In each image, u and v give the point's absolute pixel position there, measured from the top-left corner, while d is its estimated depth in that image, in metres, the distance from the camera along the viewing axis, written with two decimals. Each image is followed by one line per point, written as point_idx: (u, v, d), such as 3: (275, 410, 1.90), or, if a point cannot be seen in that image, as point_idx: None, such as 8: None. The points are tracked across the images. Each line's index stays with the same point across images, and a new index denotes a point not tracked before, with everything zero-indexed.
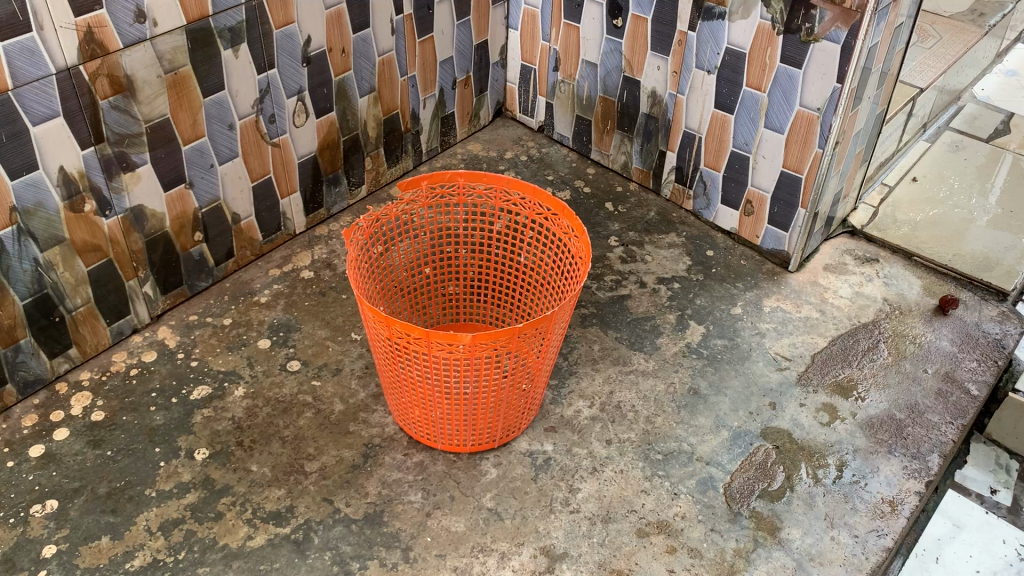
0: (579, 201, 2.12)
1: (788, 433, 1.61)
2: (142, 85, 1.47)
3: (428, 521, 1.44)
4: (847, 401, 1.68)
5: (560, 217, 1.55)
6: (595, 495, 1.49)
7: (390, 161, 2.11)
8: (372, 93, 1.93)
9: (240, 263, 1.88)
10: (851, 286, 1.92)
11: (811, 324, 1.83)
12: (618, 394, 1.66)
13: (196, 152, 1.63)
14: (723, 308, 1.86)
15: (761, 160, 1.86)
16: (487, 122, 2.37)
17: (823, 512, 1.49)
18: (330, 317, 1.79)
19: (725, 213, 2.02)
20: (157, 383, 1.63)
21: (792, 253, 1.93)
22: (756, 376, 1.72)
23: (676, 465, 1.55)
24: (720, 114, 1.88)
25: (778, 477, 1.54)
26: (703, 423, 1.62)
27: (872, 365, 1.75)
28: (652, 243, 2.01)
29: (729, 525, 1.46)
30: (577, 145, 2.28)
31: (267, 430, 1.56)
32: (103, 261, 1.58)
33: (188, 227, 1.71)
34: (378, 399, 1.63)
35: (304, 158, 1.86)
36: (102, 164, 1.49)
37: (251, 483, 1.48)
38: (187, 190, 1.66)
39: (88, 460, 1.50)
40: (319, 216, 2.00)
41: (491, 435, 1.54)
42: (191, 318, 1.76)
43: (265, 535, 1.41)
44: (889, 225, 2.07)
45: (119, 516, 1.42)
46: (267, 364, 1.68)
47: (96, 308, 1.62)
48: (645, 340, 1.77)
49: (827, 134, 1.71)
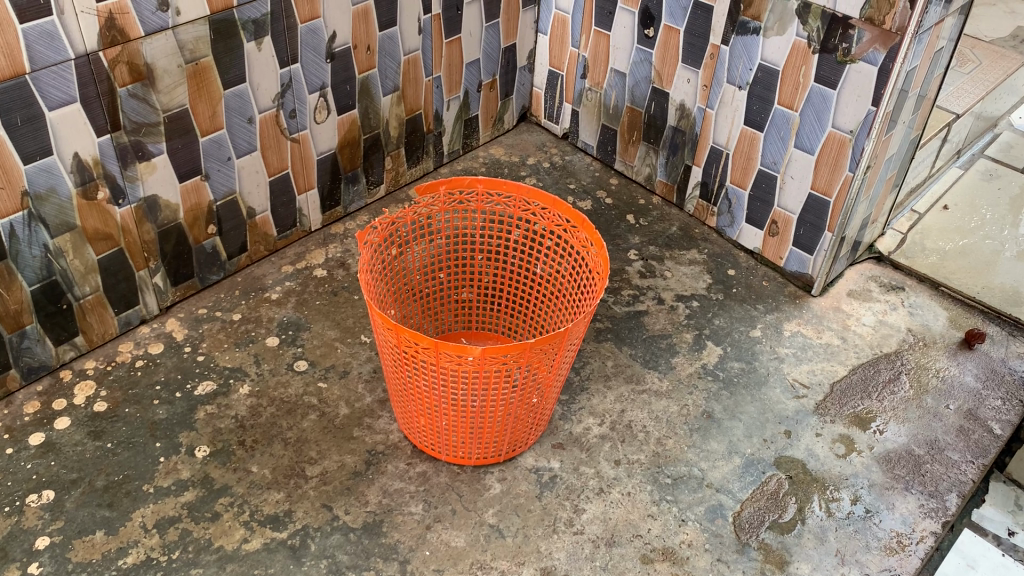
0: (601, 212, 2.08)
1: (802, 463, 1.57)
2: (162, 74, 1.44)
3: (428, 534, 1.41)
4: (865, 433, 1.64)
5: (579, 229, 1.50)
6: (600, 517, 1.46)
7: (411, 161, 2.07)
8: (395, 92, 1.90)
9: (254, 258, 1.85)
10: (875, 314, 1.87)
11: (831, 351, 1.78)
12: (629, 413, 1.63)
13: (214, 144, 1.60)
14: (742, 330, 1.81)
15: (789, 180, 1.81)
16: (511, 126, 2.33)
17: (834, 548, 1.45)
18: (341, 317, 1.76)
19: (749, 233, 1.97)
20: (162, 376, 1.61)
21: (816, 277, 1.88)
22: (772, 403, 1.67)
23: (685, 490, 1.51)
24: (749, 131, 1.83)
25: (790, 508, 1.50)
26: (716, 448, 1.58)
27: (893, 398, 1.70)
28: (672, 259, 1.96)
29: (737, 556, 1.42)
30: (601, 154, 2.23)
31: (270, 431, 1.54)
32: (113, 250, 1.56)
33: (201, 219, 1.68)
34: (385, 405, 1.60)
35: (323, 155, 1.84)
36: (118, 152, 1.46)
37: (251, 484, 1.46)
38: (202, 182, 1.63)
39: (88, 452, 1.48)
40: (335, 214, 1.97)
41: (497, 449, 1.50)
42: (201, 311, 1.74)
43: (261, 539, 1.38)
44: (917, 253, 2.02)
45: (116, 511, 1.40)
46: (274, 363, 1.65)
47: (105, 297, 1.60)
48: (660, 358, 1.73)
49: (858, 158, 1.67)
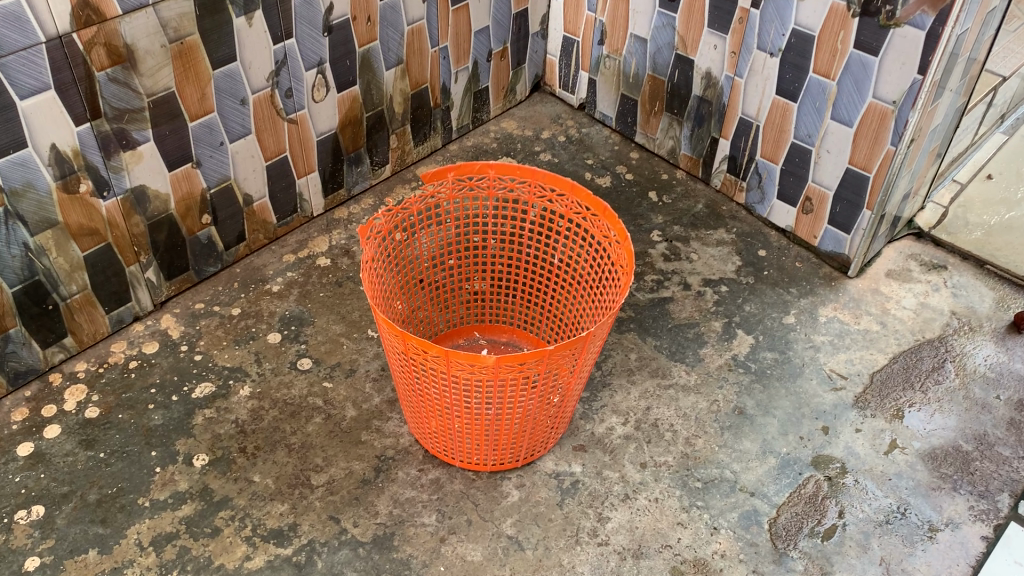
0: (621, 189, 1.96)
1: (842, 463, 1.47)
2: (144, 55, 1.33)
3: (442, 548, 1.32)
4: (908, 428, 1.53)
5: (600, 218, 1.38)
6: (626, 527, 1.36)
7: (417, 138, 1.95)
8: (399, 65, 1.77)
9: (253, 247, 1.74)
10: (916, 296, 1.75)
11: (870, 338, 1.66)
12: (655, 411, 1.52)
13: (205, 129, 1.49)
14: (775, 316, 1.69)
15: (825, 154, 1.68)
16: (524, 97, 2.20)
17: (878, 556, 1.36)
18: (346, 310, 1.65)
19: (781, 210, 1.84)
20: (157, 379, 1.51)
21: (853, 258, 1.76)
22: (809, 397, 1.56)
23: (717, 495, 1.41)
24: (781, 102, 1.70)
25: (830, 513, 1.40)
26: (749, 448, 1.48)
27: (937, 389, 1.59)
28: (698, 240, 1.84)
29: (775, 567, 1.33)
30: (621, 126, 2.10)
31: (273, 436, 1.44)
32: (100, 246, 1.45)
33: (195, 209, 1.57)
34: (394, 406, 1.50)
35: (324, 135, 1.71)
36: (100, 142, 1.35)
37: (253, 496, 1.37)
38: (194, 169, 1.52)
39: (80, 463, 1.39)
40: (339, 197, 1.85)
41: (515, 454, 1.41)
42: (198, 306, 1.63)
43: (264, 556, 1.30)
44: (959, 228, 1.88)
45: (109, 528, 1.32)
46: (276, 362, 1.55)
47: (94, 295, 1.50)
48: (687, 350, 1.62)
49: (901, 131, 1.53)
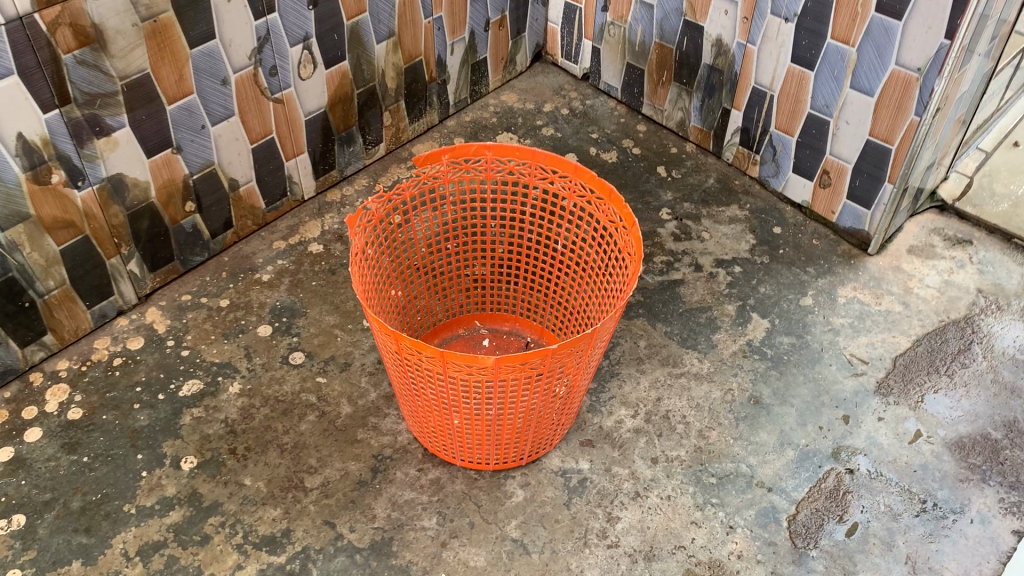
0: (628, 165, 1.87)
1: (864, 455, 1.39)
2: (114, 35, 1.24)
3: (443, 553, 1.25)
4: (933, 416, 1.45)
5: (606, 202, 1.29)
6: (637, 527, 1.29)
7: (412, 115, 1.86)
8: (391, 38, 1.67)
9: (241, 234, 1.66)
10: (940, 273, 1.66)
11: (892, 319, 1.58)
12: (666, 402, 1.45)
13: (184, 112, 1.40)
14: (791, 298, 1.61)
15: (843, 126, 1.59)
16: (525, 68, 2.10)
17: (904, 554, 1.28)
18: (340, 300, 1.57)
19: (797, 184, 1.75)
20: (142, 377, 1.44)
21: (874, 234, 1.67)
22: (828, 383, 1.48)
23: (733, 491, 1.34)
24: (797, 70, 1.60)
25: (853, 508, 1.33)
26: (766, 440, 1.40)
27: (964, 374, 1.50)
28: (710, 217, 1.76)
29: (794, 568, 1.26)
30: (627, 97, 2.00)
31: (264, 436, 1.37)
32: (77, 238, 1.38)
33: (177, 196, 1.49)
34: (391, 401, 1.43)
35: (312, 114, 1.63)
36: (71, 129, 1.27)
37: (243, 500, 1.30)
38: (174, 154, 1.43)
39: (62, 468, 1.33)
40: (331, 178, 1.77)
41: (518, 452, 1.33)
42: (185, 298, 1.56)
43: (256, 564, 1.23)
44: (986, 200, 1.78)
45: (93, 537, 1.25)
46: (267, 356, 1.48)
47: (74, 290, 1.42)
48: (699, 336, 1.54)
49: (926, 100, 1.43)
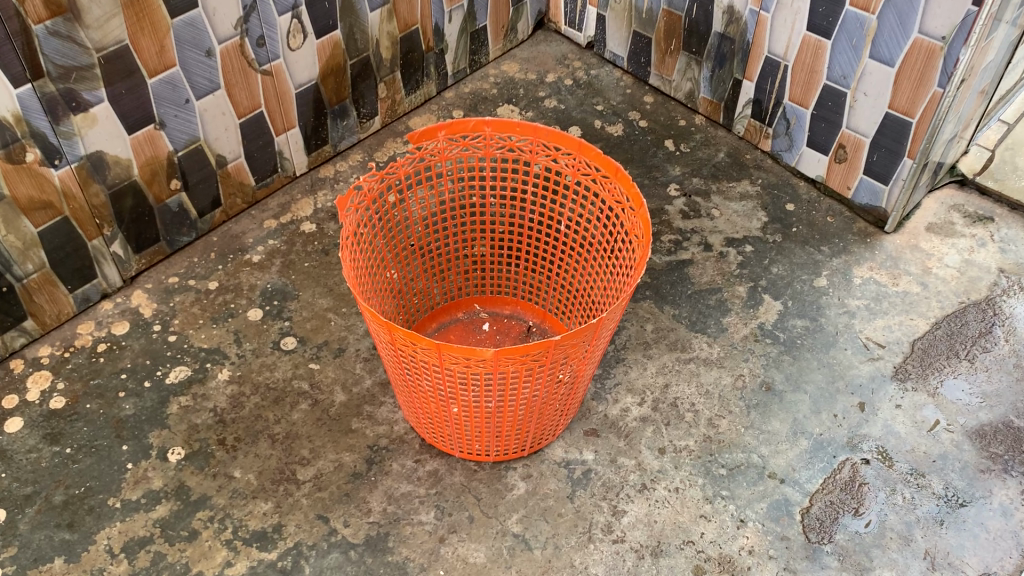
0: (635, 138, 1.79)
1: (881, 444, 1.33)
2: (88, 4, 1.16)
3: (441, 549, 1.20)
4: (953, 403, 1.39)
5: (612, 181, 1.22)
6: (644, 521, 1.24)
7: (409, 86, 1.78)
8: (385, 6, 1.59)
9: (231, 213, 1.59)
10: (960, 252, 1.59)
11: (910, 301, 1.51)
12: (674, 389, 1.39)
13: (166, 86, 1.33)
14: (805, 279, 1.54)
15: (861, 98, 1.51)
16: (526, 37, 2.02)
17: (922, 549, 1.23)
18: (334, 282, 1.51)
19: (811, 159, 1.68)
20: (128, 363, 1.38)
21: (891, 212, 1.59)
22: (844, 369, 1.42)
23: (744, 483, 1.28)
24: (813, 39, 1.52)
25: (869, 500, 1.27)
26: (779, 429, 1.34)
27: (985, 358, 1.44)
28: (720, 193, 1.69)
29: (808, 564, 1.21)
30: (633, 67, 1.92)
31: (254, 426, 1.32)
32: (56, 220, 1.31)
33: (162, 174, 1.42)
34: (387, 389, 1.37)
35: (303, 87, 1.55)
36: (46, 105, 1.20)
37: (233, 494, 1.25)
38: (157, 131, 1.36)
39: (44, 460, 1.27)
40: (324, 153, 1.70)
41: (520, 444, 1.28)
42: (172, 281, 1.50)
43: (246, 561, 1.18)
44: (1008, 174, 1.71)
45: (76, 533, 1.20)
46: (258, 341, 1.42)
47: (54, 273, 1.36)
48: (709, 319, 1.48)
49: (951, 71, 1.35)
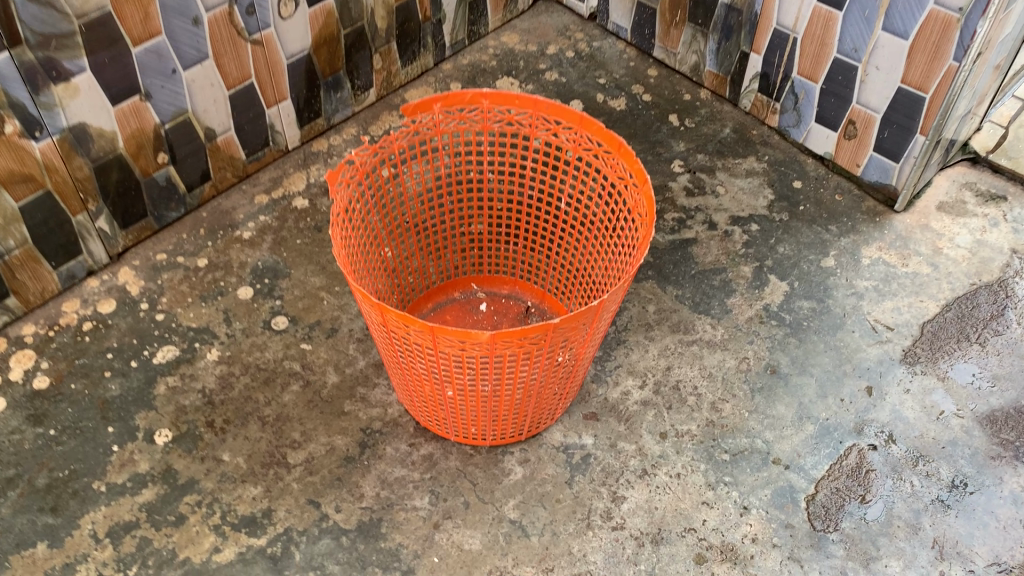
0: (638, 112, 1.74)
1: (889, 429, 1.30)
2: None
3: (436, 535, 1.17)
4: (963, 387, 1.35)
5: (614, 157, 1.18)
6: (644, 508, 1.20)
7: (405, 58, 1.73)
8: None
9: (221, 187, 1.54)
10: (972, 232, 1.55)
11: (920, 282, 1.47)
12: (677, 371, 1.35)
13: (152, 55, 1.28)
14: (812, 259, 1.50)
15: (872, 72, 1.46)
16: (527, 8, 1.96)
17: (931, 538, 1.19)
18: (326, 260, 1.47)
19: (819, 135, 1.63)
20: (114, 343, 1.34)
21: (902, 190, 1.55)
22: (851, 351, 1.38)
23: (747, 469, 1.25)
24: (824, 10, 1.46)
25: (877, 487, 1.24)
26: (784, 413, 1.31)
27: (997, 342, 1.40)
28: (725, 170, 1.64)
29: (813, 553, 1.17)
30: (636, 39, 1.87)
31: (244, 408, 1.28)
32: (38, 194, 1.26)
33: (148, 147, 1.37)
34: (381, 370, 1.34)
35: (295, 57, 1.50)
36: (25, 74, 1.15)
37: (222, 477, 1.21)
38: (143, 102, 1.31)
39: (27, 442, 1.23)
40: (317, 126, 1.65)
41: (517, 428, 1.24)
42: (160, 258, 1.46)
43: (235, 547, 1.15)
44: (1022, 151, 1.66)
45: (60, 517, 1.17)
46: (248, 321, 1.38)
47: (37, 249, 1.32)
48: (713, 300, 1.44)
49: (967, 44, 1.30)
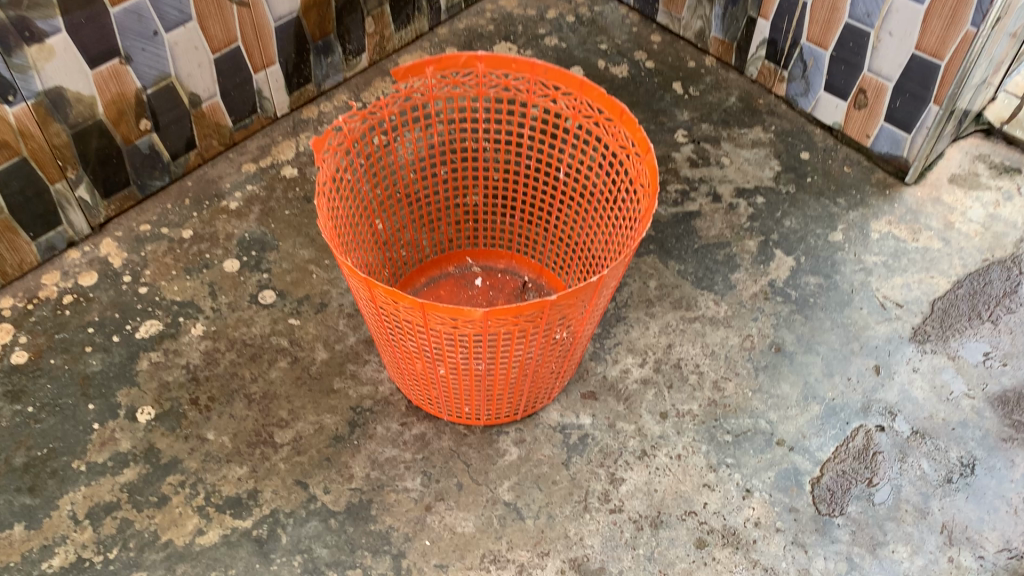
0: (640, 80, 1.68)
1: (897, 410, 1.25)
2: None
3: (427, 518, 1.13)
4: (974, 367, 1.30)
5: (616, 124, 1.12)
6: (643, 490, 1.16)
7: (398, 21, 1.67)
8: None
9: (207, 156, 1.49)
10: (985, 207, 1.49)
11: (930, 258, 1.42)
12: (678, 348, 1.30)
13: (131, 16, 1.21)
14: (819, 234, 1.45)
15: (886, 38, 1.40)
16: None
17: (940, 523, 1.15)
18: (316, 232, 1.42)
19: (828, 104, 1.57)
20: (95, 317, 1.30)
21: (913, 162, 1.49)
22: (859, 329, 1.33)
23: (751, 451, 1.20)
24: None
25: (884, 470, 1.19)
26: (788, 393, 1.26)
27: (1010, 320, 1.35)
28: (730, 140, 1.58)
29: (818, 538, 1.13)
30: (639, 4, 1.80)
31: (230, 385, 1.24)
32: (13, 161, 1.21)
33: (129, 113, 1.31)
34: (372, 346, 1.29)
35: (283, 20, 1.43)
36: None
37: (206, 457, 1.17)
38: (123, 65, 1.25)
39: (4, 420, 1.19)
40: (307, 93, 1.59)
41: (513, 407, 1.19)
42: (144, 228, 1.40)
43: (219, 530, 1.11)
44: None
45: (38, 497, 1.12)
46: (234, 294, 1.33)
47: (14, 219, 1.27)
48: (716, 276, 1.39)
49: (986, 9, 1.24)
